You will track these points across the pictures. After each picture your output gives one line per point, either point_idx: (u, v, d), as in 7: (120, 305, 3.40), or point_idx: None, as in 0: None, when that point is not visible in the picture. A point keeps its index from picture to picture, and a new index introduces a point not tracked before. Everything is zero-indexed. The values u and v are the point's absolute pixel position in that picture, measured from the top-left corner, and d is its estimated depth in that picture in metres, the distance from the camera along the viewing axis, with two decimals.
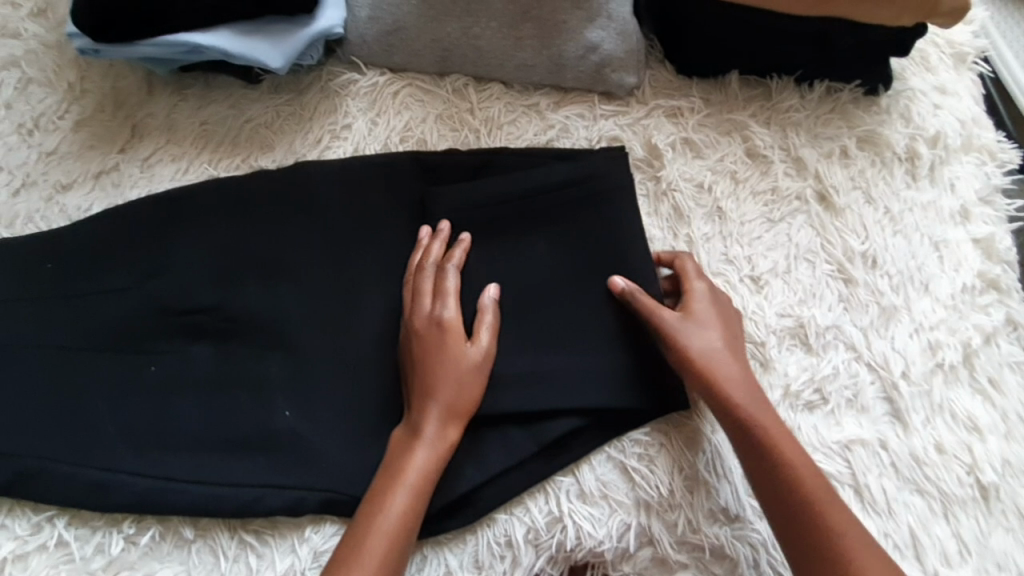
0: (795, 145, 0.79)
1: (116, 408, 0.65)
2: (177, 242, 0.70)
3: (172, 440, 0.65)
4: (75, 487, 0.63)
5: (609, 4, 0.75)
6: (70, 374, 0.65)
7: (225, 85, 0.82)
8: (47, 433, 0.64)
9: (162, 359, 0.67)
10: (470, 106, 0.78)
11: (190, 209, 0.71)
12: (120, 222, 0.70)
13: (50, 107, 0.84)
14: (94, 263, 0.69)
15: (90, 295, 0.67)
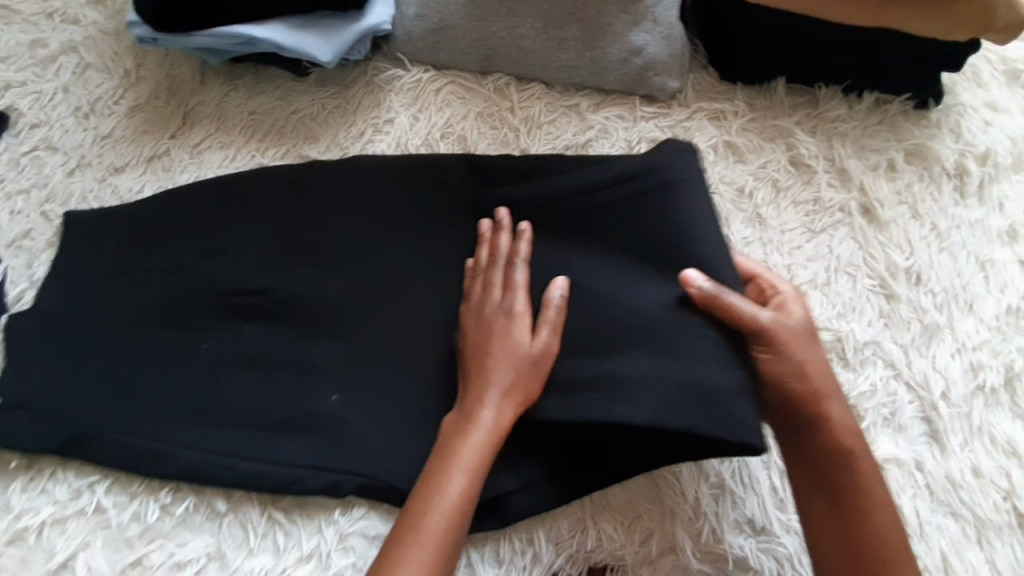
0: (840, 156, 0.79)
1: (169, 383, 0.67)
2: (239, 226, 0.72)
3: (221, 418, 0.66)
4: (129, 454, 0.65)
5: (656, 10, 0.75)
6: (132, 344, 0.68)
7: (274, 78, 0.84)
8: (106, 400, 0.67)
9: (215, 339, 0.68)
10: (510, 105, 0.79)
11: (251, 193, 0.74)
12: (185, 203, 0.73)
13: (106, 92, 0.87)
14: (159, 241, 0.72)
15: (155, 271, 0.71)
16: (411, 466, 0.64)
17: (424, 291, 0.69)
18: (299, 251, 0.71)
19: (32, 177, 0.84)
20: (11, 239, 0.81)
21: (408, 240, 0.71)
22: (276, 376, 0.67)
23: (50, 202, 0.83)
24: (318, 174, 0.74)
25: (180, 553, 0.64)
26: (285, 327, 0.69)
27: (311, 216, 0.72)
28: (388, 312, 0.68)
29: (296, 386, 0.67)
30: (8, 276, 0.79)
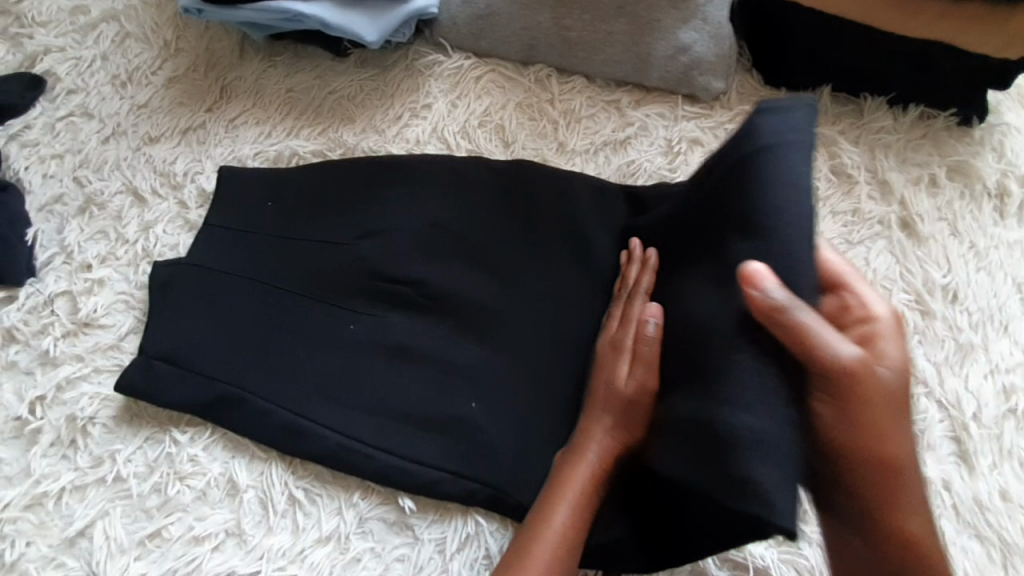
0: (883, 168, 0.77)
1: (219, 357, 0.67)
2: (298, 207, 0.73)
3: (271, 396, 0.66)
4: (242, 413, 0.66)
5: (707, 8, 0.75)
6: (260, 309, 0.69)
7: (313, 57, 0.84)
8: (229, 356, 0.67)
9: (268, 317, 0.69)
10: (550, 96, 0.78)
11: (399, 178, 0.74)
12: (336, 182, 0.74)
13: (144, 62, 0.87)
14: (303, 214, 0.73)
15: (299, 245, 0.71)
16: (515, 478, 0.63)
17: (482, 286, 0.69)
18: (357, 236, 0.71)
19: (67, 143, 0.84)
20: (43, 203, 0.81)
21: (470, 233, 0.71)
22: (325, 358, 0.67)
23: (83, 168, 0.83)
24: (382, 162, 0.74)
25: (201, 527, 0.63)
26: (337, 311, 0.69)
27: (372, 203, 0.72)
28: (449, 305, 0.68)
29: (347, 371, 0.67)
30: (38, 240, 0.78)
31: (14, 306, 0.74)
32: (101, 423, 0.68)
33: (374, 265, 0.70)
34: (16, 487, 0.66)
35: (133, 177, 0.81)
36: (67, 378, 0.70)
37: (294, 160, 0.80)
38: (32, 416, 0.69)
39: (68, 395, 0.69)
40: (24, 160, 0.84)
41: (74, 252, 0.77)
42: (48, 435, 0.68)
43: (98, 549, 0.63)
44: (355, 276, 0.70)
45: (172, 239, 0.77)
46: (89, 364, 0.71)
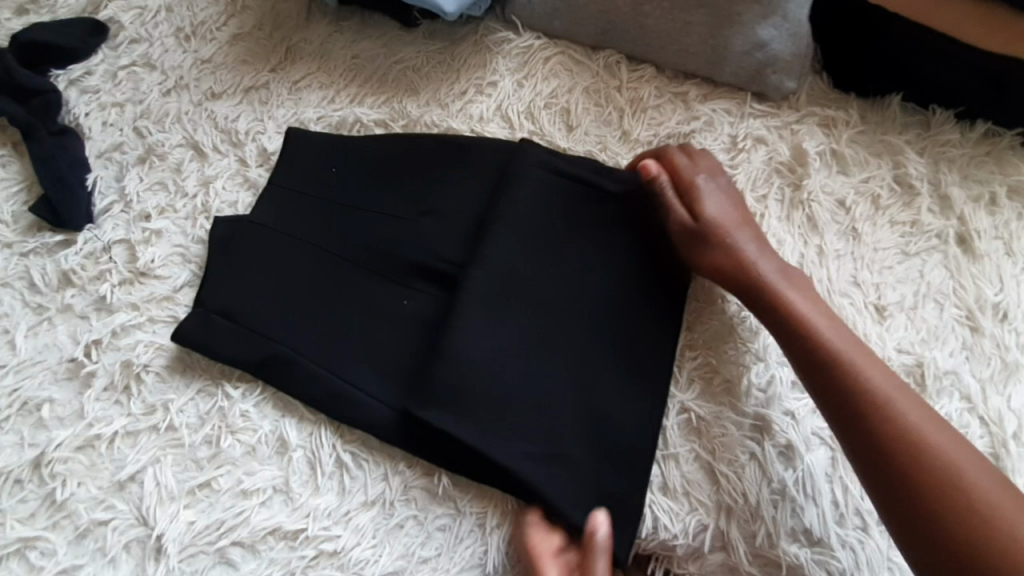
0: (945, 182, 0.77)
1: (286, 320, 0.67)
2: (375, 180, 0.73)
3: (335, 365, 0.66)
4: (281, 371, 0.66)
5: (789, 4, 0.73)
6: (313, 271, 0.69)
7: (381, 25, 0.84)
8: (277, 313, 0.68)
9: (338, 286, 0.69)
10: (619, 84, 0.78)
11: (460, 156, 0.73)
12: (396, 153, 0.74)
13: (210, 17, 0.87)
14: (362, 183, 0.73)
15: (357, 213, 0.71)
16: (545, 468, 0.64)
17: (557, 276, 0.69)
18: (434, 215, 0.71)
19: (128, 92, 0.84)
20: (103, 150, 0.81)
21: (551, 223, 0.70)
22: (392, 333, 0.67)
23: (144, 119, 0.83)
24: (465, 141, 0.74)
25: (246, 483, 0.64)
26: (409, 288, 0.69)
27: (451, 181, 0.72)
28: (524, 293, 0.68)
29: (415, 350, 0.67)
30: (97, 186, 0.79)
31: (72, 250, 0.75)
32: (154, 372, 0.68)
33: (449, 244, 0.70)
34: (69, 427, 0.67)
35: (194, 132, 0.81)
36: (122, 325, 0.70)
37: (356, 126, 0.80)
38: (87, 359, 0.69)
39: (123, 341, 0.70)
40: (84, 106, 0.84)
41: (133, 201, 0.77)
42: (102, 379, 0.68)
43: (148, 494, 0.64)
44: (429, 256, 0.69)
45: (230, 196, 0.77)
46: (145, 312, 0.71)
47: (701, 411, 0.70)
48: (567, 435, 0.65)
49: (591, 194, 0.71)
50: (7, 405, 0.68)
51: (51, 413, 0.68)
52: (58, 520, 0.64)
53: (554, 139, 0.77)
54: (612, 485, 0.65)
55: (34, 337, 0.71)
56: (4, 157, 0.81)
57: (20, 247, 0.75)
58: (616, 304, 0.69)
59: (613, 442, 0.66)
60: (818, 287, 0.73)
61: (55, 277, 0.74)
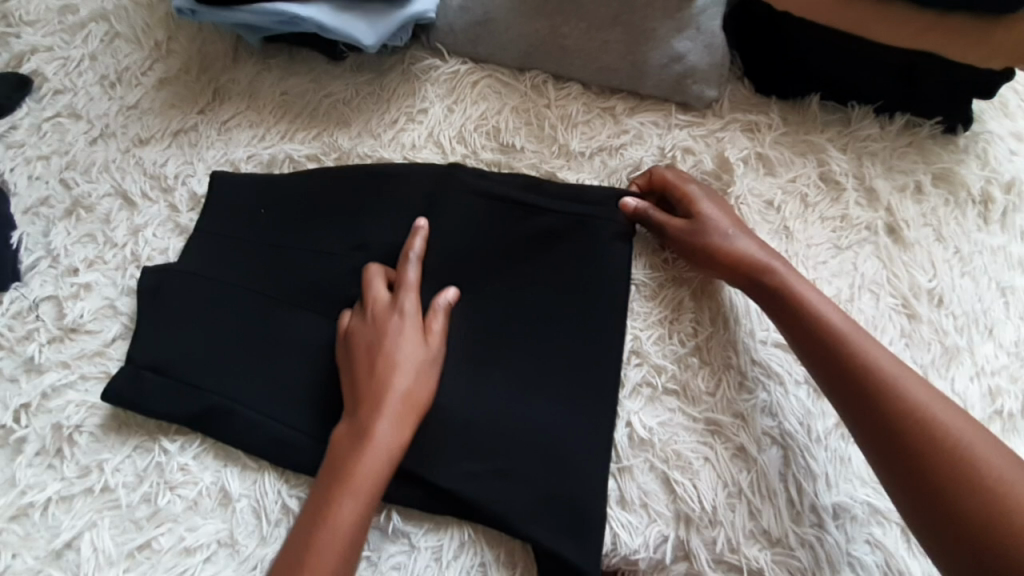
0: (870, 175, 0.79)
1: (220, 369, 0.66)
2: (305, 217, 0.72)
3: (273, 408, 0.65)
4: (218, 421, 0.64)
5: (700, 16, 0.75)
6: (247, 314, 0.68)
7: (308, 60, 0.84)
8: (211, 363, 0.66)
9: (271, 326, 0.68)
10: (547, 102, 0.78)
11: (391, 187, 0.73)
12: (327, 189, 0.73)
13: (135, 63, 0.87)
14: (295, 222, 0.72)
15: (290, 253, 0.71)
16: (499, 490, 0.64)
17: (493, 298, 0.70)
18: (368, 249, 0.71)
19: (54, 144, 0.83)
20: (30, 205, 0.80)
21: (486, 247, 0.71)
22: (329, 371, 0.66)
23: (71, 170, 0.81)
24: (393, 169, 0.74)
25: (190, 540, 0.62)
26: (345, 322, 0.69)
27: (379, 211, 0.72)
28: (462, 317, 0.69)
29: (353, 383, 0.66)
30: (23, 243, 0.77)
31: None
32: (87, 432, 0.66)
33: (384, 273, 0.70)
34: (1, 497, 0.64)
35: (122, 180, 0.79)
36: (53, 386, 0.68)
37: (288, 163, 0.79)
38: (17, 424, 0.67)
39: (53, 403, 0.67)
40: (10, 161, 0.83)
41: (60, 256, 0.75)
42: (33, 444, 0.66)
43: (86, 560, 0.61)
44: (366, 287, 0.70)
45: (161, 243, 0.75)
46: (76, 370, 0.69)
47: (650, 421, 0.69)
48: (513, 456, 0.64)
49: (522, 213, 0.71)
50: None
51: None
52: None
53: (486, 162, 0.77)
54: (566, 502, 0.63)
55: None
56: None
57: None
58: (551, 320, 0.69)
59: (563, 458, 0.64)
60: None
61: None
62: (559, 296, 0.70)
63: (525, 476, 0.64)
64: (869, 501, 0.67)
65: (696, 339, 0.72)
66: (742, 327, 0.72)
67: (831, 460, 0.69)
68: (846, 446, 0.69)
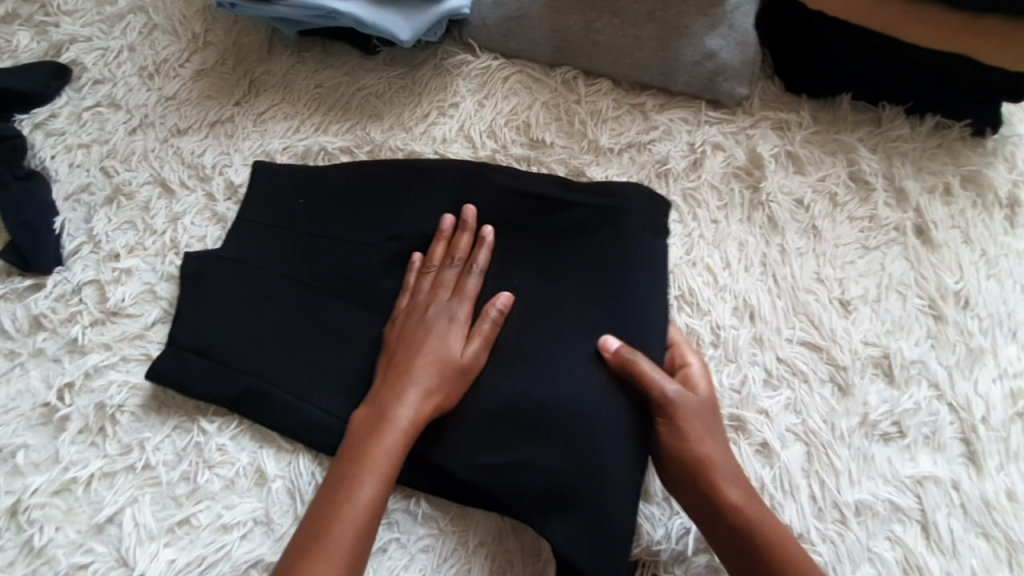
0: (899, 176, 0.79)
1: (257, 353, 0.68)
2: (341, 207, 0.74)
3: (309, 392, 0.67)
4: (256, 402, 0.66)
5: (733, 15, 0.76)
6: (285, 299, 0.70)
7: (341, 54, 0.85)
8: (249, 345, 0.68)
9: (307, 312, 0.69)
10: (577, 98, 0.79)
11: (425, 179, 0.74)
12: (365, 179, 0.75)
13: (173, 54, 0.89)
14: (333, 211, 0.74)
15: (328, 241, 0.72)
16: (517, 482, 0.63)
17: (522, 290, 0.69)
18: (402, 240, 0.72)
19: (94, 133, 0.86)
20: (71, 192, 0.82)
21: (517, 239, 0.72)
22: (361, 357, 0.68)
23: (110, 158, 0.84)
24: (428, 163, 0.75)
25: (226, 518, 0.64)
26: (378, 311, 0.70)
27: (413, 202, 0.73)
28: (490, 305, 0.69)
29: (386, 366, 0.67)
30: (65, 228, 0.79)
31: (42, 293, 0.75)
32: (129, 411, 0.68)
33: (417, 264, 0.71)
34: (44, 472, 0.66)
35: (161, 169, 0.82)
36: (95, 366, 0.70)
37: (322, 155, 0.81)
38: (61, 402, 0.69)
39: (96, 382, 0.70)
40: (51, 149, 0.85)
41: (102, 241, 0.78)
42: (76, 422, 0.68)
43: (126, 535, 0.63)
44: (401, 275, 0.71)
45: (199, 230, 0.77)
46: (117, 352, 0.71)
47: None
48: (529, 445, 0.63)
49: (551, 205, 0.72)
50: None
51: (25, 459, 0.67)
52: (35, 568, 0.62)
53: (516, 157, 0.78)
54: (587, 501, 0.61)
55: (6, 384, 0.71)
56: None
57: None
58: (583, 312, 0.68)
59: (589, 453, 0.62)
60: (783, 284, 0.75)
61: (26, 321, 0.74)
62: (588, 286, 0.69)
63: (540, 467, 0.63)
64: (890, 499, 0.68)
65: (724, 334, 0.72)
66: (767, 324, 0.73)
67: (855, 457, 0.69)
68: (869, 445, 0.70)
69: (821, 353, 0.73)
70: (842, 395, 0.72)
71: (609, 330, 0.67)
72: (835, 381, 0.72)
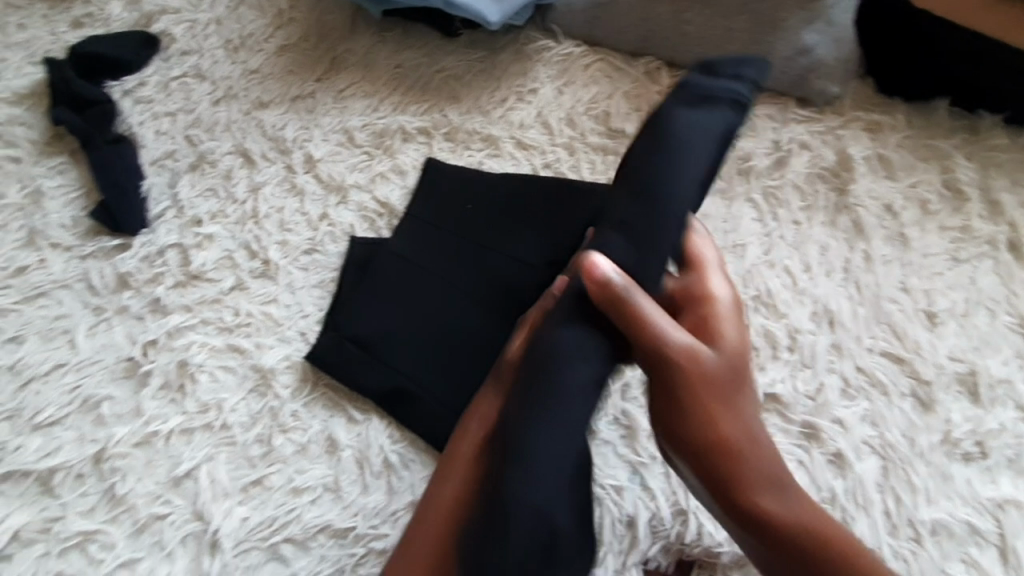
0: (995, 186, 0.75)
1: (406, 352, 0.69)
2: (498, 214, 0.73)
3: (423, 386, 0.68)
4: (400, 401, 0.68)
5: (833, 9, 0.74)
6: (439, 306, 0.71)
7: (422, 35, 0.86)
8: (401, 345, 0.70)
9: (449, 309, 0.71)
10: (660, 89, 0.78)
11: (581, 197, 0.71)
12: (527, 195, 0.73)
13: (258, 29, 0.91)
14: (512, 225, 0.73)
15: (496, 256, 0.72)
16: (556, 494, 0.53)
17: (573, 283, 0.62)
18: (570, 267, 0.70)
19: (180, 102, 0.88)
20: (156, 157, 0.85)
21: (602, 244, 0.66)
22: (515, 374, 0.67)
23: (195, 128, 0.86)
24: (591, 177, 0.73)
25: (294, 481, 0.66)
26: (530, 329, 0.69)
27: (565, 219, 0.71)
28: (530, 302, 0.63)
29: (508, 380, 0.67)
30: (151, 192, 0.82)
31: (129, 253, 0.78)
32: (208, 372, 0.71)
33: None
34: (127, 424, 0.69)
35: (244, 140, 0.84)
36: (176, 326, 0.73)
37: (400, 135, 0.81)
38: (144, 358, 0.72)
39: (177, 342, 0.72)
40: (138, 116, 0.88)
41: (185, 207, 0.80)
42: (157, 378, 0.71)
43: (203, 490, 0.66)
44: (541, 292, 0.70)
45: (279, 201, 0.79)
46: (197, 314, 0.73)
47: None
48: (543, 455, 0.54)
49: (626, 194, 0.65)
50: (68, 403, 0.71)
51: (110, 410, 0.70)
52: (116, 514, 0.66)
53: (595, 146, 0.77)
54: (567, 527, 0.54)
55: (93, 338, 0.74)
56: (63, 165, 0.86)
57: (79, 251, 0.79)
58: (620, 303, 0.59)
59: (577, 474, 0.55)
60: (865, 292, 0.72)
61: (113, 279, 0.77)
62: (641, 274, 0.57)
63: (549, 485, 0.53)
64: (969, 521, 0.65)
65: (800, 339, 0.71)
66: (846, 331, 0.71)
67: (932, 475, 0.67)
68: (948, 463, 0.67)
69: (902, 366, 0.70)
70: (922, 409, 0.69)
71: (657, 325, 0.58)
72: (915, 395, 0.69)
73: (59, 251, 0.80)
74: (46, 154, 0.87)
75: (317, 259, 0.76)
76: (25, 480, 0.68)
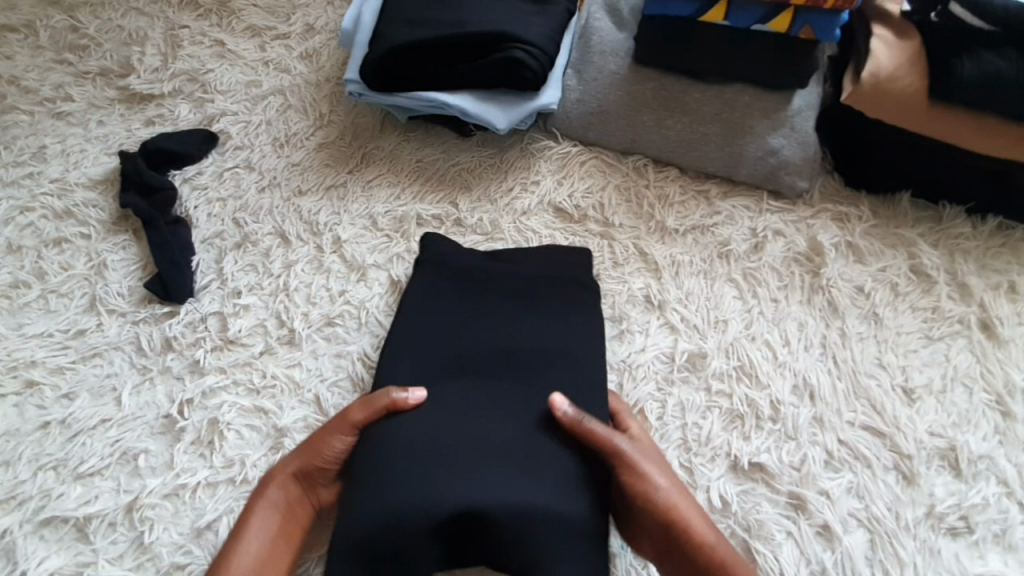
0: (961, 271, 0.81)
1: (391, 482, 0.63)
2: (432, 326, 0.75)
3: (437, 484, 0.62)
4: (414, 528, 0.61)
5: (795, 118, 0.85)
6: (405, 428, 0.66)
7: (441, 136, 0.99)
8: (385, 477, 0.63)
9: (416, 421, 0.67)
10: (647, 183, 0.88)
11: (520, 283, 0.78)
12: (461, 296, 0.77)
13: (301, 129, 1.06)
14: (453, 330, 0.75)
15: (444, 356, 0.73)
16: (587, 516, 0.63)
17: (513, 348, 0.73)
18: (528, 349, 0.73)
19: (230, 189, 1.01)
20: (207, 236, 0.97)
21: (535, 312, 0.76)
22: (529, 466, 0.64)
23: (241, 211, 0.99)
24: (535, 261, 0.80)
25: None
26: (517, 419, 0.68)
27: (518, 311, 0.76)
28: (477, 378, 0.71)
29: (560, 464, 0.65)
30: (199, 266, 0.93)
31: (175, 320, 0.88)
32: (235, 430, 0.78)
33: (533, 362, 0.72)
34: (159, 476, 0.77)
35: (283, 222, 0.96)
36: (210, 387, 0.81)
37: (417, 220, 0.92)
38: (180, 416, 0.80)
39: (210, 401, 0.81)
40: (194, 200, 1.01)
41: (228, 280, 0.91)
42: (190, 434, 0.79)
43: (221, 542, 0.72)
44: (535, 376, 0.71)
45: (308, 277, 0.89)
46: (229, 376, 0.82)
47: (729, 488, 0.72)
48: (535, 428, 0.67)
49: (543, 281, 0.78)
50: (109, 454, 0.79)
51: (145, 462, 0.78)
52: (142, 562, 0.72)
53: (590, 230, 0.87)
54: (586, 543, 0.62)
55: (136, 395, 0.83)
56: (127, 241, 0.98)
57: (133, 316, 0.90)
58: (528, 369, 0.72)
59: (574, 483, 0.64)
60: (843, 367, 0.77)
61: (159, 342, 0.86)
62: (556, 333, 0.74)
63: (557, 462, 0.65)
64: None
65: (782, 412, 0.75)
66: (827, 406, 0.75)
67: (921, 550, 0.68)
68: (935, 537, 0.69)
69: (884, 440, 0.74)
70: (907, 483, 0.72)
71: (569, 361, 0.72)
72: (900, 469, 0.72)
73: (114, 316, 0.90)
74: (111, 231, 1.00)
75: (338, 329, 0.85)
76: (64, 525, 0.75)
